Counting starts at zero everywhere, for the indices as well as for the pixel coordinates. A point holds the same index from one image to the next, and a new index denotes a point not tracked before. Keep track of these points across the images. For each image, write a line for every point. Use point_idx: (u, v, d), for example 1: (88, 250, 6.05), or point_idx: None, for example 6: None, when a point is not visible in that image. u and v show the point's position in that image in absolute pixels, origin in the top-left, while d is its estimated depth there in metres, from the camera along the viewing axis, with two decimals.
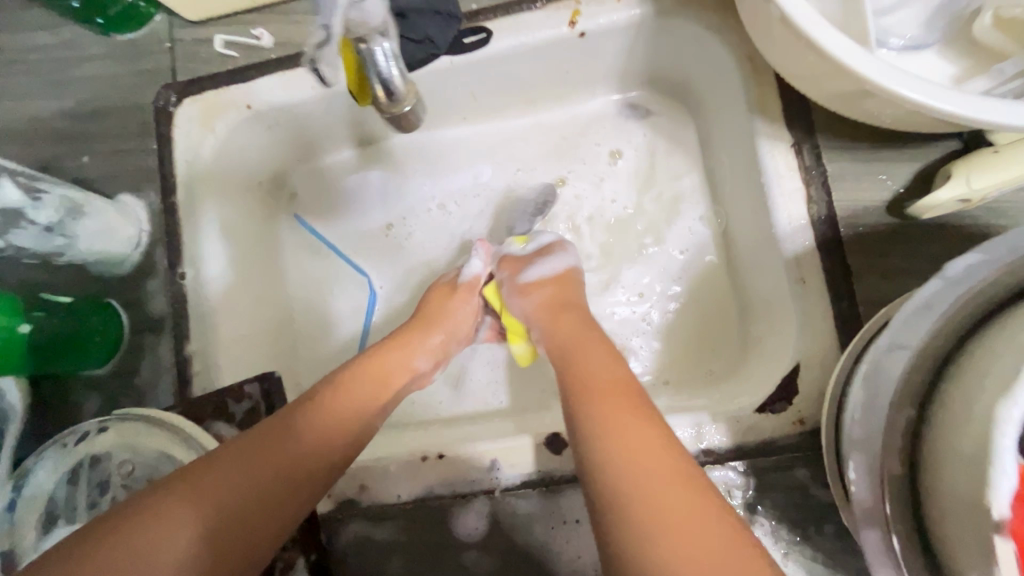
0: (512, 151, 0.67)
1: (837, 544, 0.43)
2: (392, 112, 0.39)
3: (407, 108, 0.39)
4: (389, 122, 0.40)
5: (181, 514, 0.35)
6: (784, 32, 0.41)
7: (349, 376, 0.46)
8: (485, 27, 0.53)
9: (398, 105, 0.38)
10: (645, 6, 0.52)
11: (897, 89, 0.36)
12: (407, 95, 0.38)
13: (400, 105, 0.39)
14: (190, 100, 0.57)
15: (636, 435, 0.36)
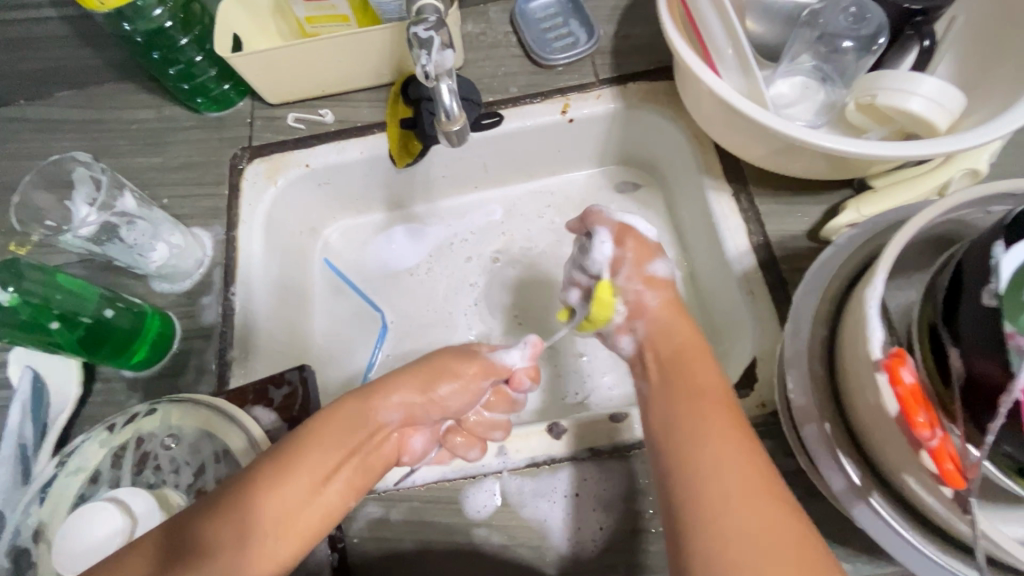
0: (517, 212, 0.82)
1: (804, 506, 0.49)
2: (445, 130, 0.52)
3: (456, 129, 0.52)
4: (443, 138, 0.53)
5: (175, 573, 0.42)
6: (717, 108, 0.57)
7: (341, 422, 0.51)
8: (498, 113, 0.71)
9: (450, 124, 0.51)
10: (617, 102, 0.71)
11: (802, 137, 0.52)
12: (458, 119, 0.52)
13: (451, 126, 0.52)
14: (259, 160, 0.71)
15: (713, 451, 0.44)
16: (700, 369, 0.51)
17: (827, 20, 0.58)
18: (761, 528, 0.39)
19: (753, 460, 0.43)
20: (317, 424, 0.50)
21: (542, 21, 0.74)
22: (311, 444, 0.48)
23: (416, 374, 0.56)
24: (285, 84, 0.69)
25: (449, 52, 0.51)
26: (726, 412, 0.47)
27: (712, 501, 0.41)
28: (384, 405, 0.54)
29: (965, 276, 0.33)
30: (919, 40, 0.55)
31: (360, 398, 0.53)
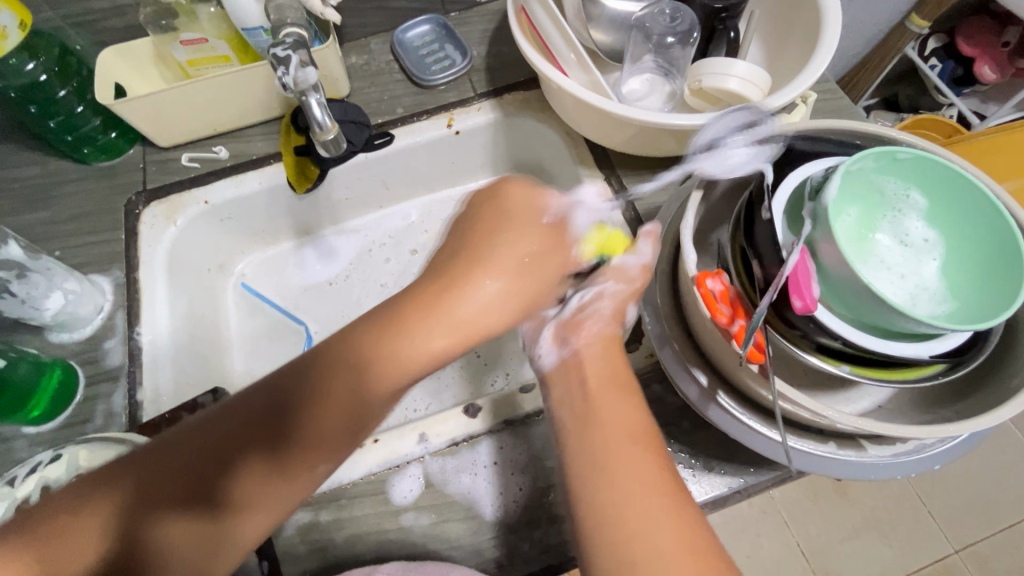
0: (436, 214, 0.87)
1: (694, 435, 0.55)
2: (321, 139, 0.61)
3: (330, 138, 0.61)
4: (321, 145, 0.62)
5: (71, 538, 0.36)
6: (576, 105, 0.64)
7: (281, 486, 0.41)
8: (388, 132, 0.76)
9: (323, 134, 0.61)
10: (496, 112, 0.78)
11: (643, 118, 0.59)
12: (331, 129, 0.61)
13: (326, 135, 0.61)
14: (156, 202, 0.72)
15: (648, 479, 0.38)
16: (615, 412, 0.41)
17: (652, 24, 0.67)
18: (657, 523, 0.36)
19: (652, 496, 0.37)
20: (263, 401, 0.41)
21: (420, 48, 0.81)
22: (247, 433, 0.40)
23: (496, 224, 0.44)
24: (175, 126, 0.71)
25: (310, 67, 0.56)
26: (651, 455, 0.39)
27: (619, 494, 0.37)
28: (409, 339, 0.40)
29: (755, 206, 0.41)
30: (726, 35, 0.66)
31: (391, 323, 0.40)
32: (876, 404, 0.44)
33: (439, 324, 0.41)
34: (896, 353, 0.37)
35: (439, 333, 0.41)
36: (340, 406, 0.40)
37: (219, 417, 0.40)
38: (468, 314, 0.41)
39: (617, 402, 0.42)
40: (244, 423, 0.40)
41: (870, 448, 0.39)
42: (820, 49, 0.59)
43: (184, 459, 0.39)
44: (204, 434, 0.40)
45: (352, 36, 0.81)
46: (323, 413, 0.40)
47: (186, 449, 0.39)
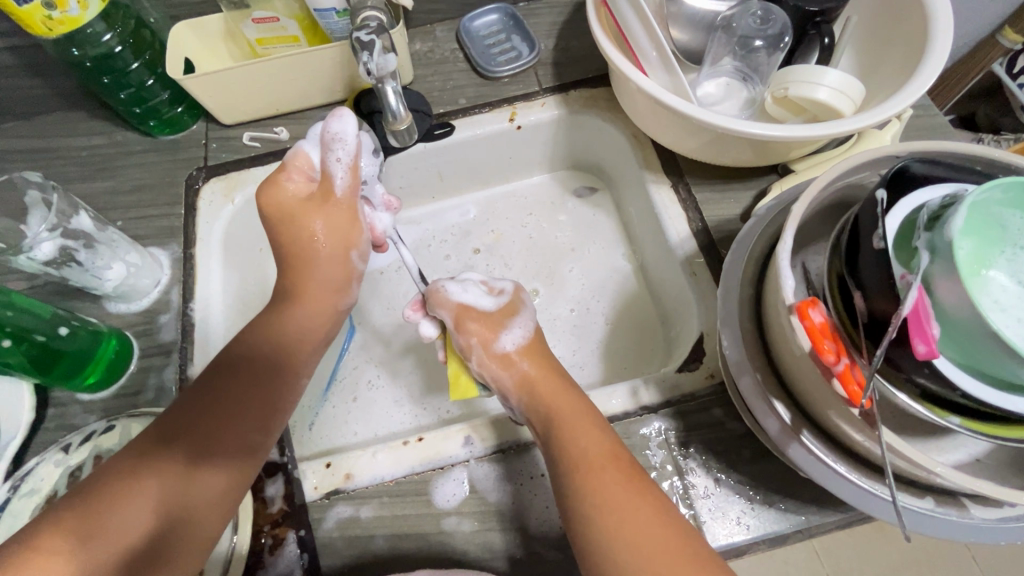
0: (499, 213, 0.85)
1: (755, 466, 0.52)
2: (392, 127, 0.64)
3: (402, 128, 0.64)
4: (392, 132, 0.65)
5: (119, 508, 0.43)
6: (651, 105, 0.61)
7: (262, 398, 0.51)
8: (450, 123, 0.74)
9: (397, 124, 0.64)
10: (561, 109, 0.75)
11: (723, 124, 0.55)
12: (404, 120, 0.64)
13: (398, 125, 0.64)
14: (215, 178, 0.72)
15: (616, 492, 0.44)
16: (584, 441, 0.48)
17: (739, 23, 0.63)
18: (625, 524, 0.43)
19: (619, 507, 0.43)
20: (250, 376, 0.51)
21: (486, 37, 0.78)
22: (231, 401, 0.49)
23: (304, 212, 0.57)
24: (238, 104, 0.71)
25: (392, 55, 0.56)
26: (615, 468, 0.46)
27: (604, 504, 0.44)
28: (279, 323, 0.56)
29: (860, 232, 0.38)
30: (820, 39, 0.62)
31: (274, 309, 0.57)
32: (972, 456, 0.40)
33: (303, 309, 0.57)
34: (1020, 411, 0.33)
35: (308, 308, 0.57)
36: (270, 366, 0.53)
37: (203, 385, 0.50)
38: (317, 282, 0.58)
39: (565, 426, 0.49)
40: (229, 387, 0.50)
41: (971, 508, 0.36)
42: (926, 65, 0.54)
43: (192, 429, 0.48)
44: (197, 403, 0.49)
45: (418, 21, 0.79)
46: (276, 369, 0.53)
47: (195, 426, 0.48)
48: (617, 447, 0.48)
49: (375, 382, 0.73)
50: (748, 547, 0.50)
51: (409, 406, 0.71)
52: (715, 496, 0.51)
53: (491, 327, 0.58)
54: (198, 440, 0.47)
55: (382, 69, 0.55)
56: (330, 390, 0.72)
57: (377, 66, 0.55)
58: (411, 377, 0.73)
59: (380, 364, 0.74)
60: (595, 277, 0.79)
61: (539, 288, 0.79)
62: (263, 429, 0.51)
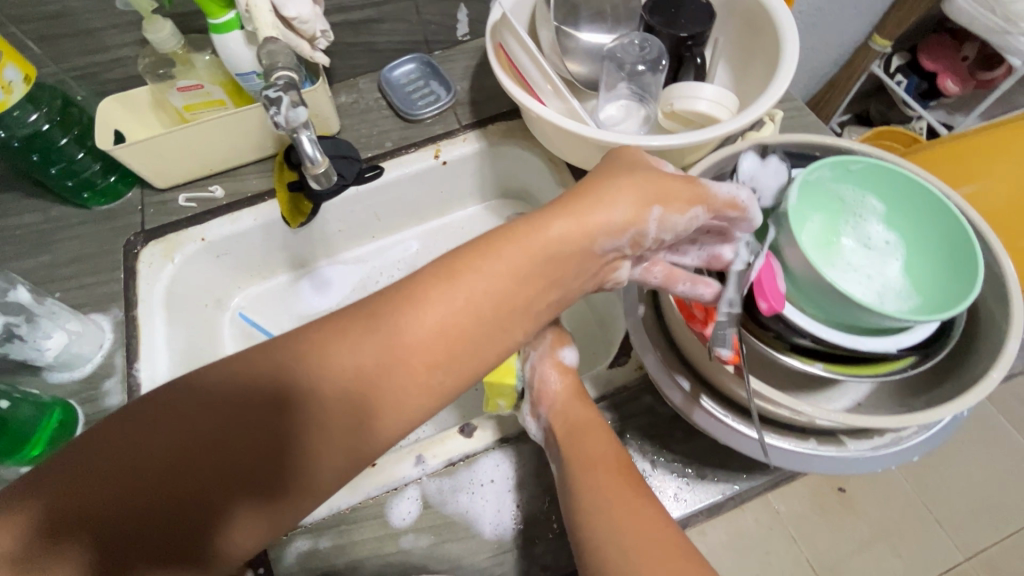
0: (439, 245, 0.90)
1: (685, 443, 0.56)
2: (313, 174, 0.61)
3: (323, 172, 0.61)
4: (313, 180, 0.62)
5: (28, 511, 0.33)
6: (555, 132, 0.67)
7: (275, 448, 0.37)
8: (379, 165, 0.79)
9: (317, 169, 0.61)
10: (481, 142, 0.81)
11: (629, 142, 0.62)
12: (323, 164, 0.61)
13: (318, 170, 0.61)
14: (155, 241, 0.74)
15: (624, 496, 0.46)
16: (604, 449, 0.51)
17: (622, 54, 0.71)
18: (629, 521, 0.43)
19: (626, 502, 0.45)
20: (223, 413, 0.37)
21: (406, 85, 0.85)
22: (230, 439, 0.36)
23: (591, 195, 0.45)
24: (171, 168, 0.74)
25: (302, 107, 0.58)
26: (620, 472, 0.48)
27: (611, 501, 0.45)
28: (415, 317, 0.41)
29: None
30: (693, 61, 0.71)
31: (406, 290, 0.41)
32: (856, 401, 0.45)
33: (465, 290, 0.42)
34: (869, 348, 0.39)
35: (461, 296, 0.42)
36: (340, 407, 0.39)
37: (213, 409, 0.37)
38: (513, 280, 0.43)
39: (596, 436, 0.52)
40: (234, 422, 0.37)
41: (849, 443, 0.41)
42: (782, 68, 0.63)
43: (102, 486, 0.34)
44: (124, 444, 0.35)
45: (341, 76, 0.85)
46: (332, 426, 0.39)
47: (106, 485, 0.34)
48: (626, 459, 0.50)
49: None
50: (688, 519, 0.54)
51: None
52: (654, 477, 0.55)
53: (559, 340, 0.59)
54: (158, 477, 0.35)
55: (290, 117, 0.57)
56: None
57: (283, 118, 0.57)
58: None
59: None
60: None
61: None
62: (263, 509, 0.38)
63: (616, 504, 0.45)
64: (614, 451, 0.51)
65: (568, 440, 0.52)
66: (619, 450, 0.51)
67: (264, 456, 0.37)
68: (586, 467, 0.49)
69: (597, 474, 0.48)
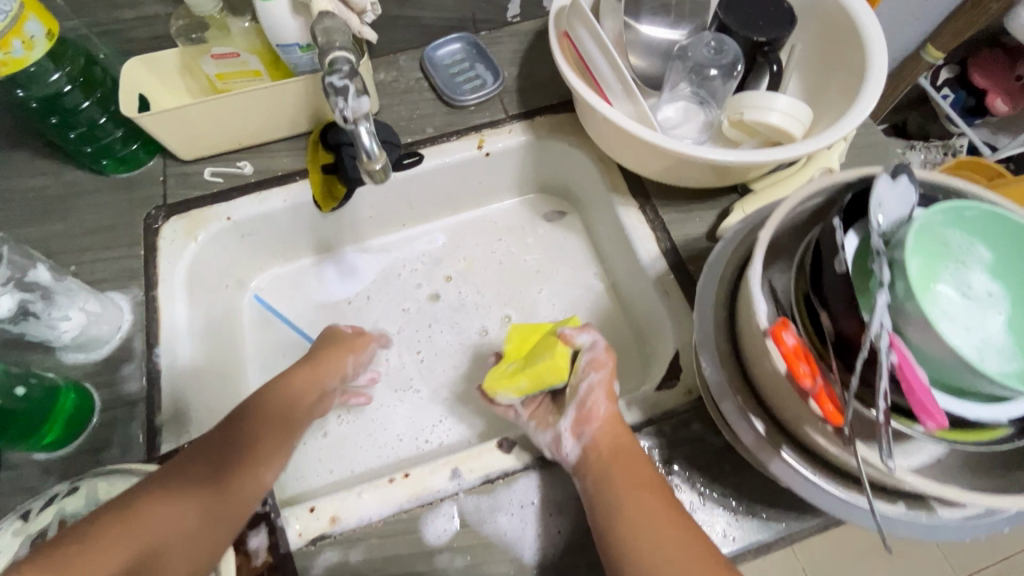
0: (468, 239, 0.85)
1: (736, 477, 0.54)
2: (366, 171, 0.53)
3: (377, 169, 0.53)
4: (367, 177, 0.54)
5: (144, 518, 0.45)
6: (615, 135, 0.62)
7: (274, 419, 0.57)
8: (419, 152, 0.75)
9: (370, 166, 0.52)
10: (527, 135, 0.77)
11: (704, 155, 0.57)
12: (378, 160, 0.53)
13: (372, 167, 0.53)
14: (177, 217, 0.70)
15: (653, 521, 0.47)
16: (635, 468, 0.50)
17: (694, 53, 0.67)
18: (658, 547, 0.45)
19: (659, 528, 0.46)
20: (232, 426, 0.54)
21: (450, 66, 0.79)
22: (240, 429, 0.54)
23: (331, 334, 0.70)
24: (198, 139, 0.69)
25: (366, 98, 0.52)
26: (656, 499, 0.48)
27: (638, 527, 0.46)
28: (288, 373, 0.63)
29: (824, 253, 0.39)
30: (769, 67, 0.66)
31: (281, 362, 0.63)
32: (934, 458, 0.42)
33: (293, 369, 0.63)
34: (979, 416, 0.36)
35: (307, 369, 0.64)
36: (277, 413, 0.58)
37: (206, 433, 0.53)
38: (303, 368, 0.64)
39: (625, 453, 0.51)
40: (222, 427, 0.54)
41: (939, 510, 0.39)
42: (869, 84, 0.59)
43: (188, 469, 0.49)
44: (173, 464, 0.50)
45: (380, 51, 0.79)
46: (277, 419, 0.58)
47: (179, 470, 0.49)
48: (658, 478, 0.50)
49: (345, 417, 0.73)
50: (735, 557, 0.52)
51: (385, 440, 0.71)
52: (701, 511, 0.53)
53: (613, 372, 0.57)
54: (199, 459, 0.51)
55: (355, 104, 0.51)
56: None
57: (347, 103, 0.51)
58: (391, 408, 0.73)
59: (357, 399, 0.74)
60: (566, 295, 0.80)
61: (513, 313, 0.80)
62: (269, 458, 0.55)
63: (646, 530, 0.46)
64: (646, 470, 0.51)
65: (598, 460, 0.51)
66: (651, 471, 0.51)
67: (272, 431, 0.56)
68: (613, 490, 0.49)
69: (626, 498, 0.48)
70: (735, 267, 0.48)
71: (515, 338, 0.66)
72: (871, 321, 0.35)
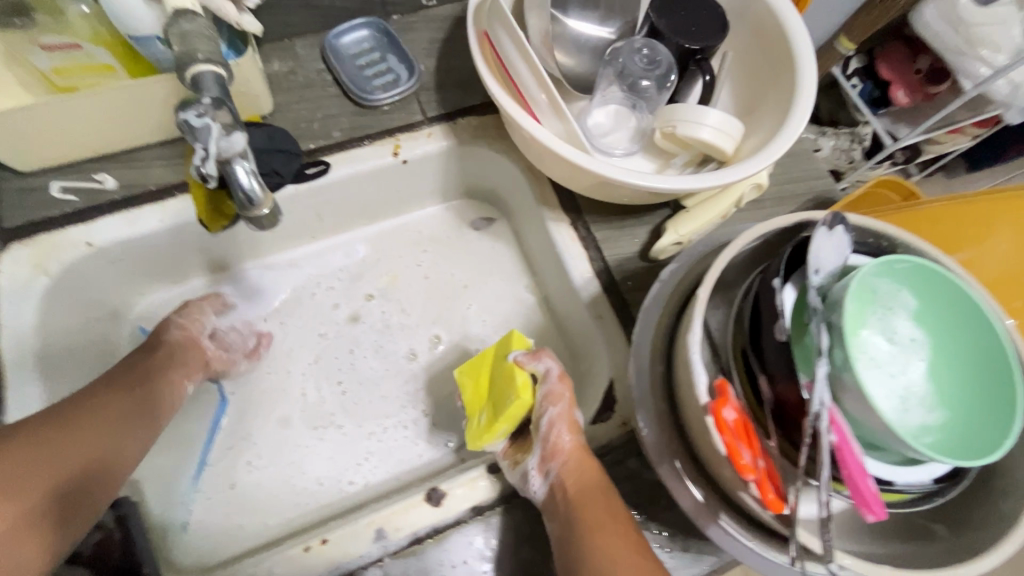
0: (390, 251, 0.78)
1: (673, 513, 0.53)
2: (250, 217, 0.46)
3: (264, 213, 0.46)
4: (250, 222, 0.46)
5: None
6: (543, 153, 0.57)
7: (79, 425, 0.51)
8: (323, 160, 0.65)
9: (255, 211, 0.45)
10: (448, 139, 0.69)
11: (634, 180, 0.53)
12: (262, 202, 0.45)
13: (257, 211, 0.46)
14: (17, 245, 0.57)
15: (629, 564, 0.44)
16: (602, 508, 0.48)
17: (627, 62, 0.63)
18: None
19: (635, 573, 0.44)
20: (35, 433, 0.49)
21: (357, 57, 0.69)
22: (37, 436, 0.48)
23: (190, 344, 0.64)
24: (37, 148, 0.56)
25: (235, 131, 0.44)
26: (629, 541, 0.46)
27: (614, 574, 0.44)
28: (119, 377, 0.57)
29: (762, 311, 0.38)
30: (703, 77, 0.62)
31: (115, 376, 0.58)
32: None
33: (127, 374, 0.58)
34: (902, 480, 0.36)
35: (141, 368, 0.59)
36: (90, 419, 0.52)
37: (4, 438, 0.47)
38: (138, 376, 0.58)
39: (589, 491, 0.49)
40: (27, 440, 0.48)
41: None
42: (798, 103, 0.57)
43: None
44: None
45: (271, 37, 0.68)
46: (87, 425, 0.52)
47: None
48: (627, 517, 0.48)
49: (255, 464, 0.66)
50: None
51: (303, 485, 0.65)
52: None
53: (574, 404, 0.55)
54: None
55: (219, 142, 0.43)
56: (202, 475, 0.65)
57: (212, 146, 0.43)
58: (309, 448, 0.67)
59: (269, 441, 0.67)
60: (497, 310, 0.76)
61: (442, 332, 0.74)
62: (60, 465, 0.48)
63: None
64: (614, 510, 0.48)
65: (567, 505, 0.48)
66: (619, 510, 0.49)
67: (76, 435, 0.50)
68: (585, 535, 0.46)
69: (598, 544, 0.46)
70: (673, 306, 0.47)
71: (468, 383, 0.59)
72: (811, 399, 0.33)
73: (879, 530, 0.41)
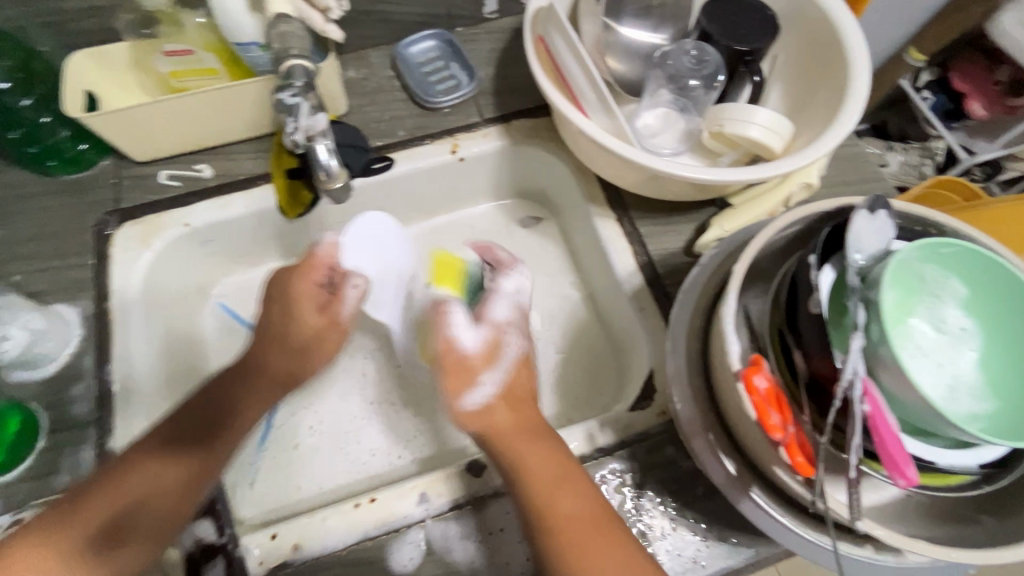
0: (445, 244, 0.83)
1: (707, 502, 0.53)
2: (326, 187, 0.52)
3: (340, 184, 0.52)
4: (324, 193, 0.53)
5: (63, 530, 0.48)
6: (592, 148, 0.60)
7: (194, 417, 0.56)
8: (388, 157, 0.72)
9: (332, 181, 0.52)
10: (503, 140, 0.74)
11: (678, 172, 0.55)
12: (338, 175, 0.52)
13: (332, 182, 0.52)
14: (130, 223, 0.66)
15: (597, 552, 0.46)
16: (567, 497, 0.49)
17: (674, 61, 0.65)
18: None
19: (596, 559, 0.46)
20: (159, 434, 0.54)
21: (423, 65, 0.76)
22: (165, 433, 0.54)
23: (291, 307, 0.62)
24: (151, 140, 0.65)
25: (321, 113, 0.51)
26: (603, 531, 0.47)
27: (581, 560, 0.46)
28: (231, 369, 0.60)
29: (799, 290, 0.39)
30: (749, 78, 0.64)
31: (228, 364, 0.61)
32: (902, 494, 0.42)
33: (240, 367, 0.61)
34: (945, 462, 0.36)
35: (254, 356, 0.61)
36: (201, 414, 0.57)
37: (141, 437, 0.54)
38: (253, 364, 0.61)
39: (555, 476, 0.50)
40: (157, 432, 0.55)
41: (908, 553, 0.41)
42: (849, 101, 0.57)
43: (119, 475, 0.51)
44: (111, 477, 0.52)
45: (349, 47, 0.75)
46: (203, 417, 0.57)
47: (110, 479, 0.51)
48: (599, 505, 0.49)
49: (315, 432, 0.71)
50: None
51: (354, 455, 0.70)
52: (673, 536, 0.52)
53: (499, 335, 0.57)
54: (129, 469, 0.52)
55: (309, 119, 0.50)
56: (267, 437, 0.70)
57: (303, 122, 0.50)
58: (362, 422, 0.72)
59: (326, 414, 0.72)
60: (542, 304, 0.78)
61: None
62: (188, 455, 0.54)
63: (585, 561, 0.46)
64: (584, 498, 0.49)
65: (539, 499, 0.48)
66: (593, 497, 0.50)
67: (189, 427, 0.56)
68: (556, 527, 0.47)
69: (566, 533, 0.47)
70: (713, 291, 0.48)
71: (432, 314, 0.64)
72: (845, 368, 0.35)
73: (929, 521, 0.40)
